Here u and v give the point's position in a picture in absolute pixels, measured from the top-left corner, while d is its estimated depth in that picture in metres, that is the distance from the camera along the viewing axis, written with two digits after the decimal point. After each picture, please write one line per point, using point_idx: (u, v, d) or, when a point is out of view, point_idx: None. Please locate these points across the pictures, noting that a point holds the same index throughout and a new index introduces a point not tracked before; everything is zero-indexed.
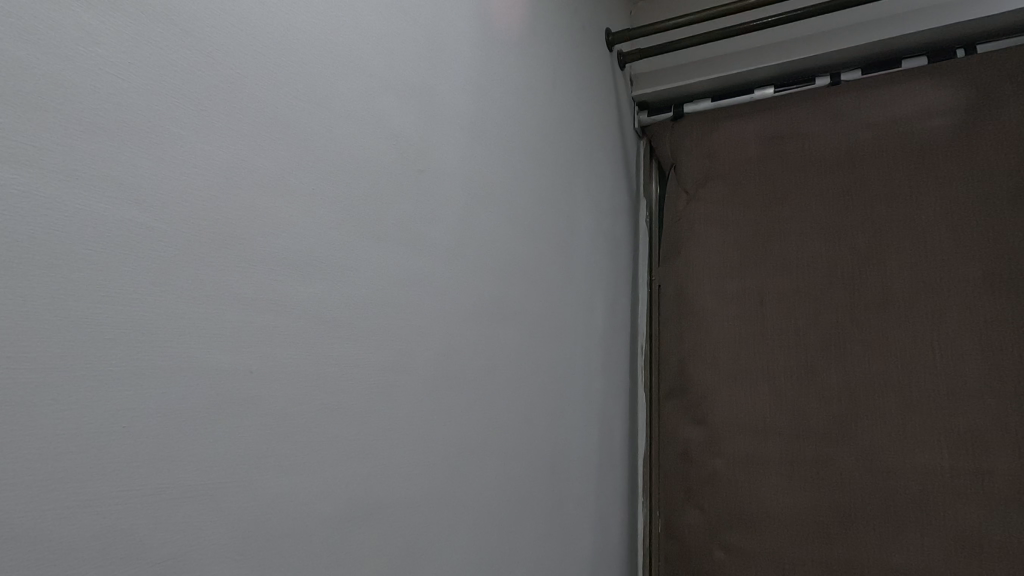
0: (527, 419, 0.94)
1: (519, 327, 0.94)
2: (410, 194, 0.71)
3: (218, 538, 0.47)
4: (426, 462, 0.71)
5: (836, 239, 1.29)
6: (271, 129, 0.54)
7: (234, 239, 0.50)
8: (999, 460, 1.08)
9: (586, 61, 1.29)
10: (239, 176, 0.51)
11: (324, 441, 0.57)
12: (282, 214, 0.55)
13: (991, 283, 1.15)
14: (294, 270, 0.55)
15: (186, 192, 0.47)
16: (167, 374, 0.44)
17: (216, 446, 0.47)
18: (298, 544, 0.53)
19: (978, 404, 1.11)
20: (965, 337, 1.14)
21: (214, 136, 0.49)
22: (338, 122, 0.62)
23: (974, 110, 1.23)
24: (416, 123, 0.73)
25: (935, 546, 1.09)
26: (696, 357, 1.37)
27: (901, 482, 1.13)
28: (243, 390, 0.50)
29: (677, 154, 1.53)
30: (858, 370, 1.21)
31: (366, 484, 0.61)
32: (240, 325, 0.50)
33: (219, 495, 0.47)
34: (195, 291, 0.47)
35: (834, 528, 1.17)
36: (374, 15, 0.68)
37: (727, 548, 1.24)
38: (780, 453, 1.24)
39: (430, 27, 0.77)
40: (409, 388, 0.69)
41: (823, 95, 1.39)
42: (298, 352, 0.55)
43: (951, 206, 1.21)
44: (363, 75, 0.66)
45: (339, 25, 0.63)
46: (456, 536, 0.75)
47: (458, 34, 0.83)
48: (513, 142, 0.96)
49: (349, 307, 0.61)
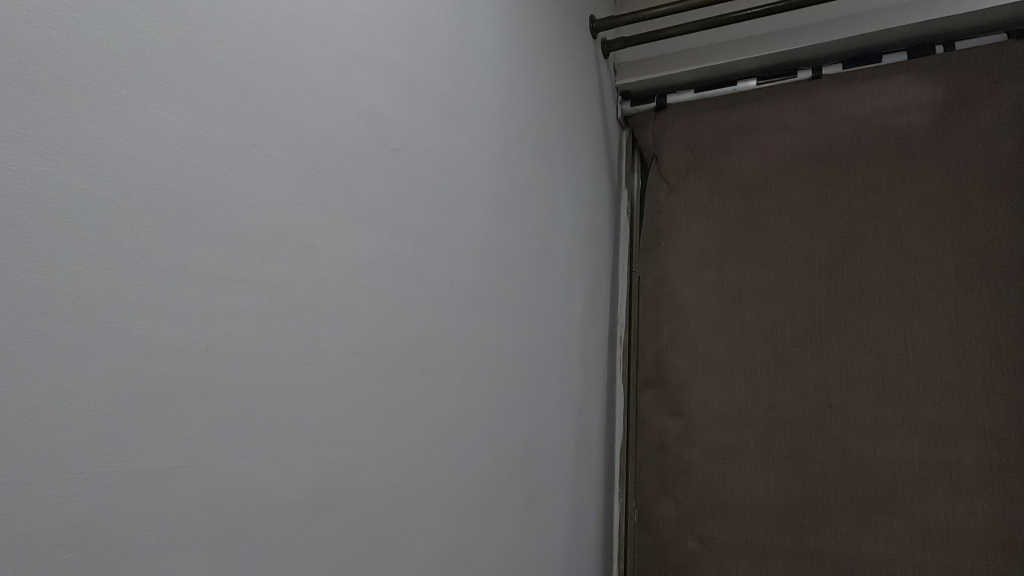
0: (500, 411, 0.92)
1: (496, 315, 0.92)
2: (383, 173, 0.69)
3: (175, 525, 0.45)
4: (394, 453, 0.68)
5: (814, 232, 1.30)
6: (233, 97, 0.51)
7: (190, 211, 0.47)
8: (965, 450, 1.09)
9: (568, 48, 1.27)
10: (198, 147, 0.48)
11: (285, 427, 0.55)
12: (243, 186, 0.52)
13: (961, 278, 1.16)
14: (259, 251, 0.53)
15: (135, 158, 0.43)
16: (113, 353, 0.41)
17: (167, 431, 0.45)
18: (256, 535, 0.51)
19: (946, 397, 1.12)
20: (935, 332, 1.16)
21: (168, 100, 0.46)
22: (308, 103, 0.59)
23: (951, 106, 1.24)
24: (393, 104, 0.71)
25: (903, 535, 1.11)
26: (675, 350, 1.37)
27: (873, 472, 1.15)
28: (202, 371, 0.47)
29: (659, 145, 1.52)
30: (834, 364, 1.22)
31: (330, 473, 0.59)
32: (197, 302, 0.47)
33: (167, 485, 0.44)
34: (144, 264, 0.44)
35: (807, 520, 1.18)
36: (365, 9, 0.67)
37: (702, 539, 1.25)
38: (755, 444, 1.25)
39: (422, 26, 0.77)
40: (377, 372, 0.66)
41: (803, 89, 1.40)
42: (259, 333, 0.52)
43: (926, 202, 1.22)
44: (338, 51, 0.63)
45: (324, 14, 0.62)
46: (424, 528, 0.73)
47: (451, 31, 0.84)
48: (500, 135, 0.96)
49: (315, 293, 0.59)
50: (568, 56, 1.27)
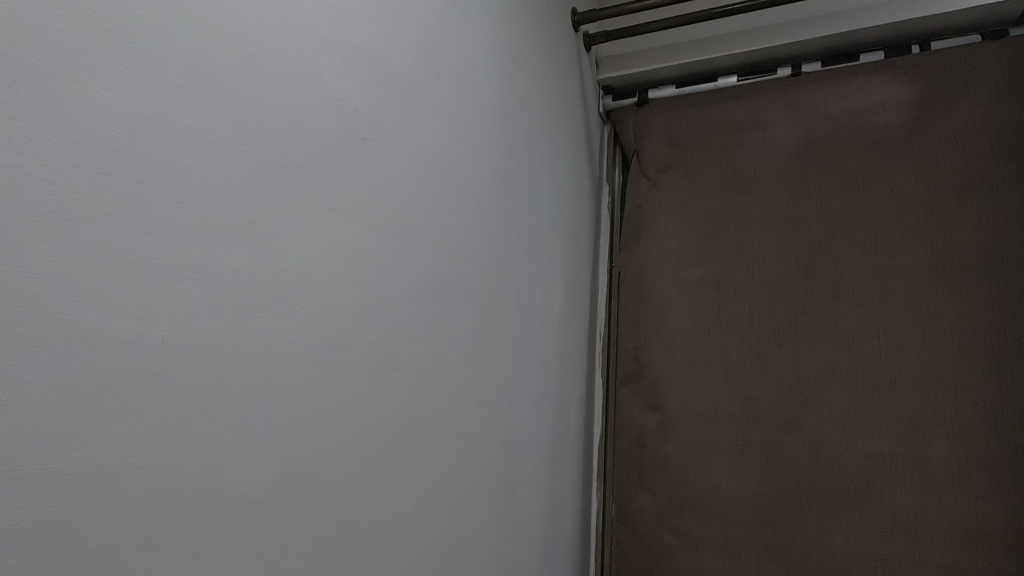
0: (475, 405, 0.91)
1: (472, 309, 0.91)
2: (352, 163, 0.67)
3: (128, 523, 0.43)
4: (365, 449, 0.67)
5: (791, 230, 1.31)
6: (192, 80, 0.49)
7: (144, 198, 0.45)
8: (933, 444, 1.11)
9: (548, 40, 1.26)
10: (155, 131, 0.46)
11: (248, 424, 0.53)
12: (203, 174, 0.50)
13: (933, 277, 1.18)
14: (221, 239, 0.51)
15: (82, 141, 0.41)
16: (59, 345, 0.39)
17: (120, 425, 0.43)
18: (217, 534, 0.50)
19: (916, 393, 1.14)
20: (907, 329, 1.18)
21: (120, 82, 0.44)
22: (274, 91, 0.57)
23: (926, 106, 1.25)
24: (364, 92, 0.70)
25: (873, 527, 1.13)
26: (654, 345, 1.37)
27: (845, 466, 1.16)
28: (157, 365, 0.45)
29: (640, 141, 1.51)
30: (808, 361, 1.23)
31: (296, 470, 0.58)
32: (151, 293, 0.45)
33: (121, 481, 0.43)
34: (92, 252, 0.41)
35: (781, 514, 1.19)
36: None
37: (678, 533, 1.26)
38: (731, 439, 1.26)
39: (395, 13, 0.75)
40: (347, 367, 0.65)
41: (782, 86, 1.40)
42: (220, 326, 0.51)
43: (900, 201, 1.24)
44: (306, 35, 0.61)
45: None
46: (395, 523, 0.72)
47: (425, 19, 0.82)
48: (477, 127, 0.95)
49: (283, 283, 0.57)
50: (548, 49, 1.26)
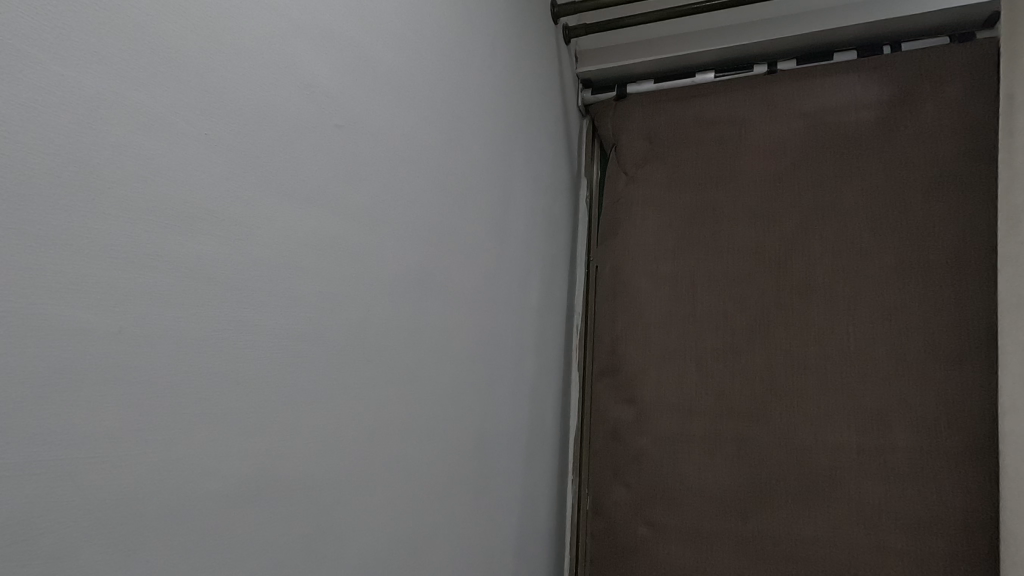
0: (450, 398, 0.91)
1: (448, 301, 0.91)
2: (325, 150, 0.66)
3: (84, 520, 0.41)
4: (337, 443, 0.66)
5: (765, 225, 1.33)
6: (153, 59, 0.47)
7: (99, 180, 0.43)
8: (899, 435, 1.14)
9: (527, 31, 1.25)
10: (112, 111, 0.44)
11: (212, 417, 0.51)
12: (164, 157, 0.48)
13: (900, 275, 1.21)
14: (183, 227, 0.49)
15: (32, 120, 0.39)
16: (9, 337, 0.38)
17: (75, 419, 0.41)
18: (182, 529, 0.48)
19: (881, 385, 1.17)
20: (875, 324, 1.20)
21: (74, 59, 0.42)
22: (244, 75, 0.56)
23: (896, 106, 1.28)
24: (337, 78, 0.68)
25: (840, 518, 1.15)
26: (630, 339, 1.38)
27: (815, 457, 1.19)
28: (115, 356, 0.44)
29: (618, 135, 1.52)
30: (780, 354, 1.25)
31: (265, 464, 0.57)
32: (107, 280, 0.43)
33: (78, 477, 0.41)
34: (42, 237, 0.39)
35: (751, 504, 1.21)
36: None
37: (651, 524, 1.27)
38: (705, 431, 1.27)
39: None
40: (318, 358, 0.64)
41: (758, 83, 1.41)
42: (184, 317, 0.49)
43: (871, 199, 1.26)
44: (278, 18, 0.60)
45: None
46: (368, 517, 0.71)
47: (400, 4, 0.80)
48: (454, 118, 0.94)
49: (251, 273, 0.56)
50: (527, 41, 1.25)
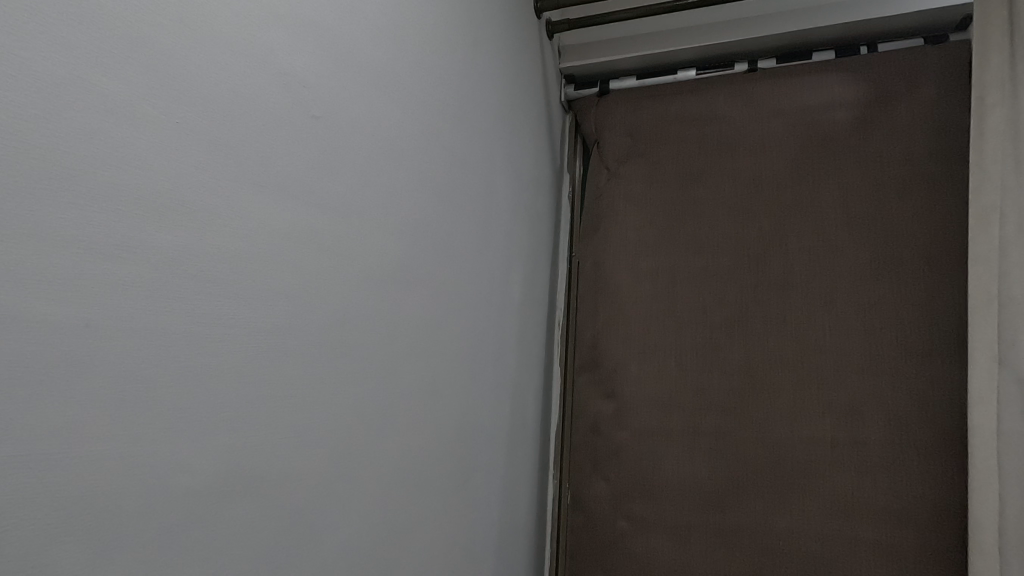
0: (430, 394, 0.90)
1: (428, 296, 0.90)
2: (304, 143, 0.65)
3: (52, 519, 0.40)
4: (314, 438, 0.65)
5: (744, 222, 1.34)
6: (122, 43, 0.46)
7: (65, 168, 0.41)
8: (870, 429, 1.17)
9: (510, 25, 1.24)
10: (79, 96, 0.42)
11: (185, 412, 0.50)
12: (133, 145, 0.46)
13: (874, 272, 1.23)
14: (156, 216, 0.48)
15: None
16: None
17: (42, 414, 0.40)
18: (155, 526, 0.47)
19: (853, 380, 1.20)
20: (850, 320, 1.22)
21: (35, 42, 0.40)
22: (219, 63, 0.54)
23: (872, 105, 1.30)
24: (317, 69, 0.67)
25: (814, 510, 1.17)
26: (611, 334, 1.38)
27: (790, 450, 1.21)
28: (82, 349, 0.42)
29: (601, 131, 1.52)
30: (757, 350, 1.27)
31: (241, 460, 0.56)
32: (72, 272, 0.42)
33: (46, 473, 0.40)
34: (4, 226, 0.38)
35: (729, 498, 1.23)
36: None
37: (630, 518, 1.28)
38: (684, 425, 1.28)
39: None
40: (294, 352, 0.63)
41: (738, 81, 1.42)
42: (155, 310, 0.48)
43: (847, 197, 1.28)
44: (256, 7, 0.59)
45: None
46: (345, 513, 0.71)
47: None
48: (435, 112, 0.93)
49: (226, 266, 0.55)
50: (510, 35, 1.24)
